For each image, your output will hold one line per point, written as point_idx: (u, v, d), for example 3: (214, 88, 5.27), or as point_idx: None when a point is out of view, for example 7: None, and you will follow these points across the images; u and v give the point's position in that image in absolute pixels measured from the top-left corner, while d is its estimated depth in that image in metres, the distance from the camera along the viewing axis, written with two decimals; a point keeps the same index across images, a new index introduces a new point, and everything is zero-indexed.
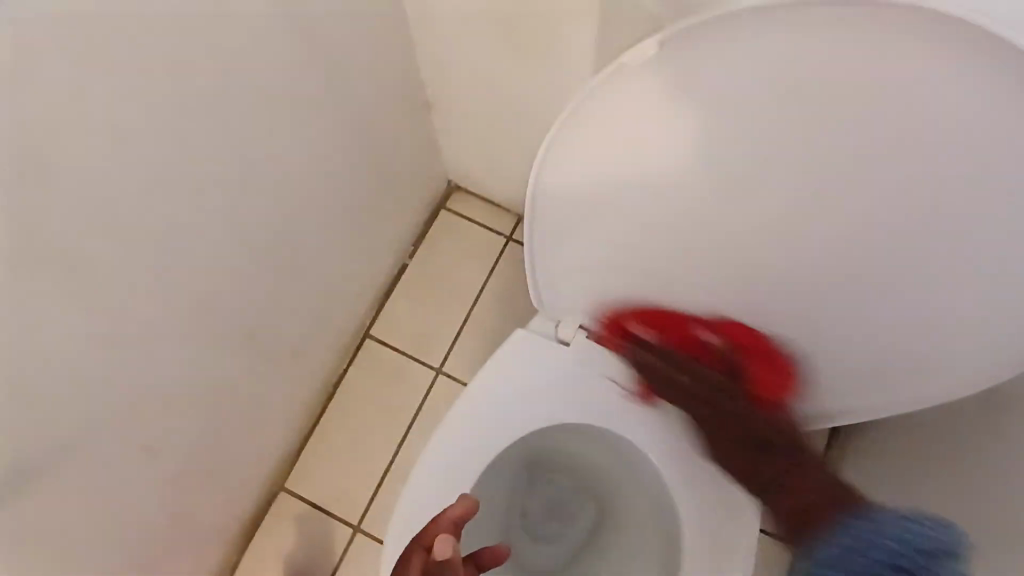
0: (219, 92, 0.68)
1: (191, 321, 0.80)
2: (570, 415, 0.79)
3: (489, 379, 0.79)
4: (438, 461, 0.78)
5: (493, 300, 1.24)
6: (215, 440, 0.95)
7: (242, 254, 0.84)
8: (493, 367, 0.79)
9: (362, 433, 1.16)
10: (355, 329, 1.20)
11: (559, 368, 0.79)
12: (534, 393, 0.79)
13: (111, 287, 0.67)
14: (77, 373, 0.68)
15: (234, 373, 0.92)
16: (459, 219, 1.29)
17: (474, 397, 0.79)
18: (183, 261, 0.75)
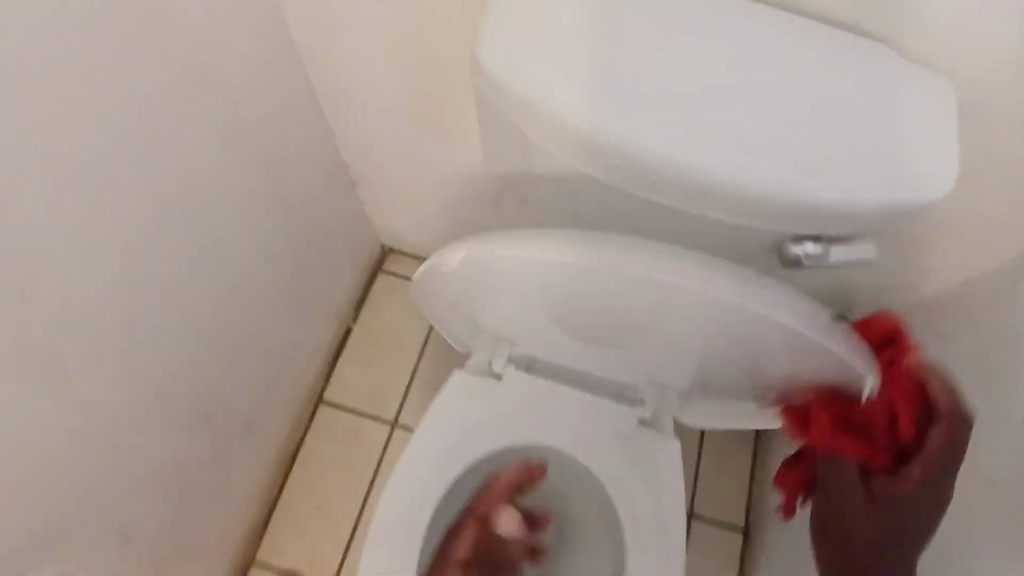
0: (165, 199, 0.77)
1: (152, 409, 0.86)
2: (513, 439, 0.90)
3: (433, 420, 0.89)
4: (396, 501, 0.86)
5: (439, 350, 1.34)
6: (179, 520, 0.98)
7: (195, 338, 0.90)
8: (434, 409, 0.89)
9: (327, 497, 1.21)
10: (308, 394, 1.26)
11: (496, 397, 0.90)
12: (478, 425, 0.89)
13: (77, 388, 0.73)
14: (46, 474, 0.72)
15: (195, 451, 0.97)
16: (395, 278, 1.40)
17: (422, 436, 0.88)
18: (142, 355, 0.81)
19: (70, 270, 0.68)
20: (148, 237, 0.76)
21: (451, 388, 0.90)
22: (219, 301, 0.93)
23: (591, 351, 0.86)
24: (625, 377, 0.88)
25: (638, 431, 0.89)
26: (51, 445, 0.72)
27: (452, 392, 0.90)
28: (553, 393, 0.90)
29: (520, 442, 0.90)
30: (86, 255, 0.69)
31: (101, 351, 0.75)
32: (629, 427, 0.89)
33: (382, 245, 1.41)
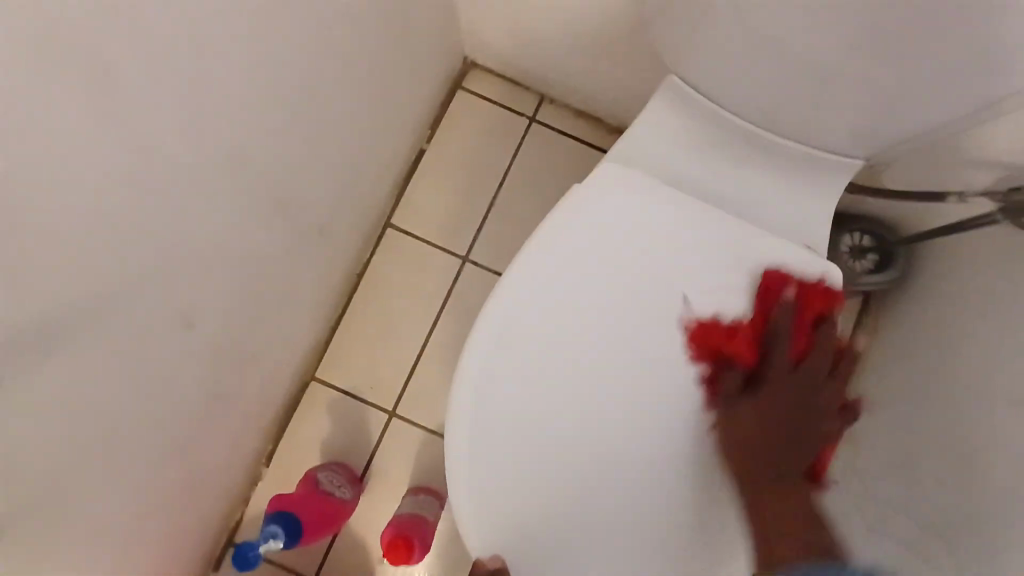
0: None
1: (233, 179, 0.73)
2: (630, 288, 0.72)
3: (575, 214, 0.73)
4: (514, 300, 0.72)
5: (520, 186, 1.19)
6: (248, 320, 0.88)
7: (269, 103, 0.74)
8: (578, 196, 0.74)
9: (392, 323, 1.13)
10: (376, 215, 1.14)
11: (647, 211, 0.73)
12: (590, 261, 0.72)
13: (162, 121, 0.59)
14: (128, 221, 0.60)
15: (267, 246, 0.85)
16: (476, 97, 1.22)
17: (557, 231, 0.73)
18: (231, 106, 0.67)
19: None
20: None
21: (605, 178, 0.74)
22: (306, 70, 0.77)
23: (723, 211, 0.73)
24: (772, 239, 0.73)
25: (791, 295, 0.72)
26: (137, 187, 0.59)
27: (604, 178, 0.74)
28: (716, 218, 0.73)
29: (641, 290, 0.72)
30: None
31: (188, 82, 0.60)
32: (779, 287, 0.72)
33: (464, 59, 1.22)
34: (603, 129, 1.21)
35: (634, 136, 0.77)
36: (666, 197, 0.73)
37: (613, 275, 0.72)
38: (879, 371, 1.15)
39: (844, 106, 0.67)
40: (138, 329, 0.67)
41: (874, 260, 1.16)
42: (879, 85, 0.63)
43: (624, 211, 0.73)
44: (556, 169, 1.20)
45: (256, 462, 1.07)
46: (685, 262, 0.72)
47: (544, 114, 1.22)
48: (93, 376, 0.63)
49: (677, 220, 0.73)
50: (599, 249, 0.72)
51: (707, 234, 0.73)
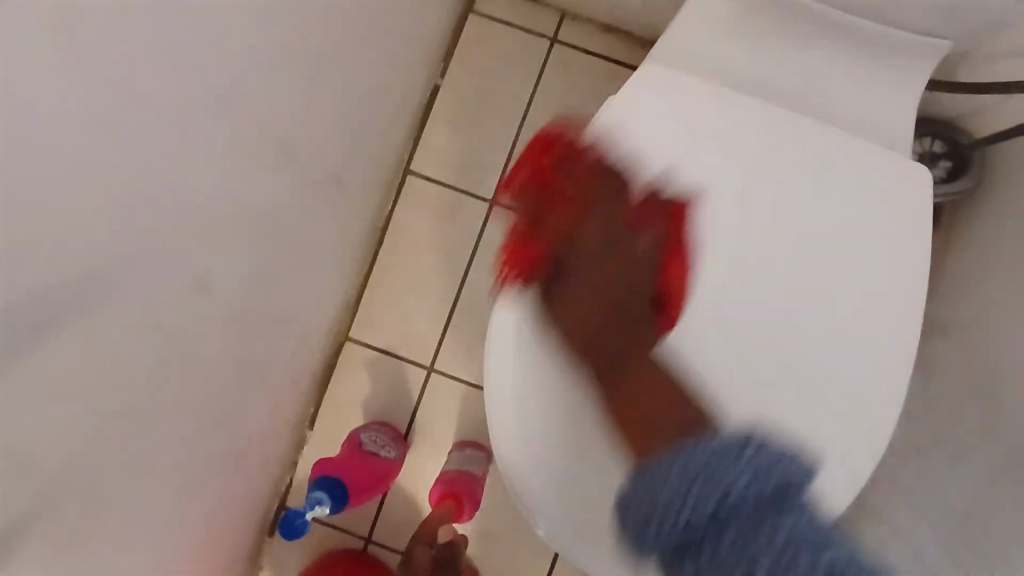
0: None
1: (237, 126, 0.65)
2: (678, 219, 0.64)
3: (614, 134, 0.65)
4: (554, 233, 0.65)
5: (547, 118, 1.09)
6: (268, 283, 0.83)
7: (269, 42, 0.65)
8: (617, 114, 0.65)
9: (423, 275, 1.08)
10: (394, 161, 1.07)
11: (693, 130, 0.64)
12: (632, 191, 0.64)
13: (154, 64, 0.51)
14: (133, 176, 0.54)
15: (278, 205, 0.78)
16: (491, 22, 1.10)
17: (594, 156, 0.65)
18: (232, 42, 0.59)
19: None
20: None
21: (645, 92, 0.64)
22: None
23: (784, 120, 0.64)
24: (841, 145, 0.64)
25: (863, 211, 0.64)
26: (137, 140, 0.53)
27: (643, 89, 0.64)
28: (781, 125, 0.64)
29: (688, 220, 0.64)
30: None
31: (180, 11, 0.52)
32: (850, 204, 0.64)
33: None
34: (634, 45, 1.09)
35: (676, 38, 0.66)
36: (720, 104, 0.64)
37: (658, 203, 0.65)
38: (952, 289, 1.03)
39: None
40: (155, 297, 0.62)
41: (948, 167, 1.02)
42: None
43: (669, 130, 0.64)
44: (584, 94, 1.09)
45: (299, 427, 1.06)
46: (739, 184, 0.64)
47: (566, 34, 1.10)
48: (112, 356, 0.59)
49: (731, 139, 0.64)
50: (643, 167, 0.64)
51: (765, 142, 0.64)
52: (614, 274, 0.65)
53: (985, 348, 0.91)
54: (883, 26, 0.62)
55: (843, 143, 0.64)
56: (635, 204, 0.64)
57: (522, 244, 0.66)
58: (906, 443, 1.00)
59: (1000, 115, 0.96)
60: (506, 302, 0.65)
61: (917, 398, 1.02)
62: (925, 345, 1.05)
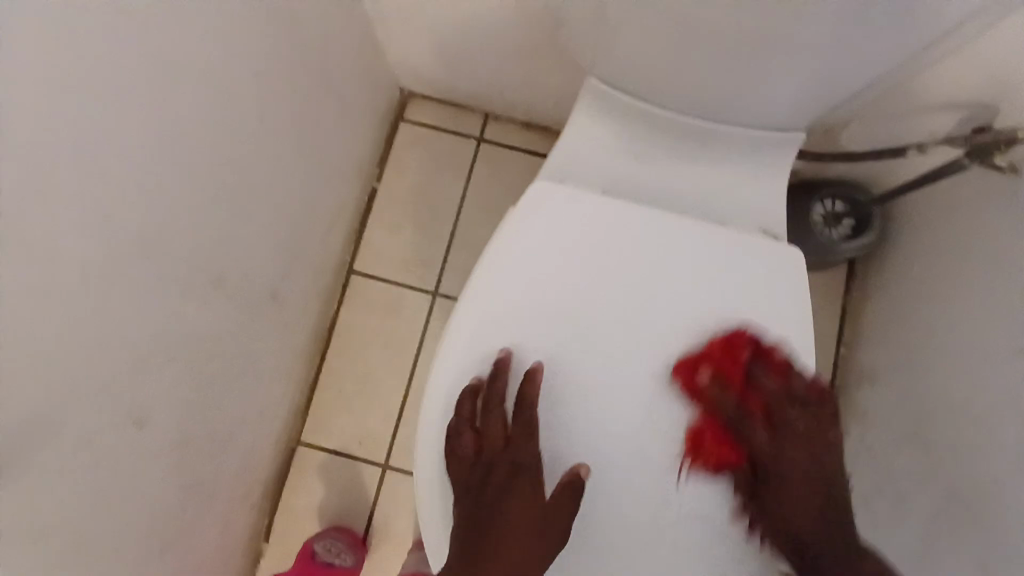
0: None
1: (167, 261, 0.69)
2: (582, 316, 0.68)
3: (520, 240, 0.70)
4: (467, 340, 0.69)
5: (479, 210, 1.16)
6: (210, 403, 0.84)
7: (192, 185, 0.70)
8: (514, 226, 0.70)
9: (372, 371, 1.10)
10: (336, 265, 1.11)
11: (584, 232, 0.69)
12: (536, 294, 0.69)
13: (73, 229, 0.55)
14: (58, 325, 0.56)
15: (215, 327, 0.81)
16: (419, 127, 1.18)
17: (504, 260, 0.70)
18: (152, 187, 0.64)
19: (39, 47, 0.48)
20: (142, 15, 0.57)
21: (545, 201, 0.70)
22: (227, 134, 0.74)
23: (666, 217, 0.70)
24: (720, 233, 0.69)
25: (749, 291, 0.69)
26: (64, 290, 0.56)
27: (535, 201, 0.70)
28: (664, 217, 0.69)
29: (592, 316, 0.68)
30: (57, 21, 0.49)
31: (98, 171, 0.57)
32: (737, 285, 0.69)
33: (400, 90, 1.18)
34: (553, 136, 1.18)
35: (563, 150, 0.73)
36: (614, 206, 0.70)
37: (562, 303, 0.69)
38: (873, 335, 1.10)
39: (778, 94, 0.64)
40: (91, 436, 0.63)
41: (851, 225, 1.08)
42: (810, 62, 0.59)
43: (564, 235, 0.70)
44: (512, 185, 1.17)
45: (256, 542, 1.03)
46: (634, 277, 0.69)
47: (490, 132, 1.19)
48: (44, 507, 0.59)
49: (620, 237, 0.69)
50: (543, 270, 0.69)
51: (651, 237, 0.69)
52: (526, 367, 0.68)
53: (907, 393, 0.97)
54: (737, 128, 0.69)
55: (722, 232, 0.70)
56: (543, 301, 0.69)
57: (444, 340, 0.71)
58: (856, 490, 1.03)
59: (898, 172, 1.02)
60: (431, 396, 0.70)
61: (860, 444, 1.06)
62: (859, 390, 1.10)
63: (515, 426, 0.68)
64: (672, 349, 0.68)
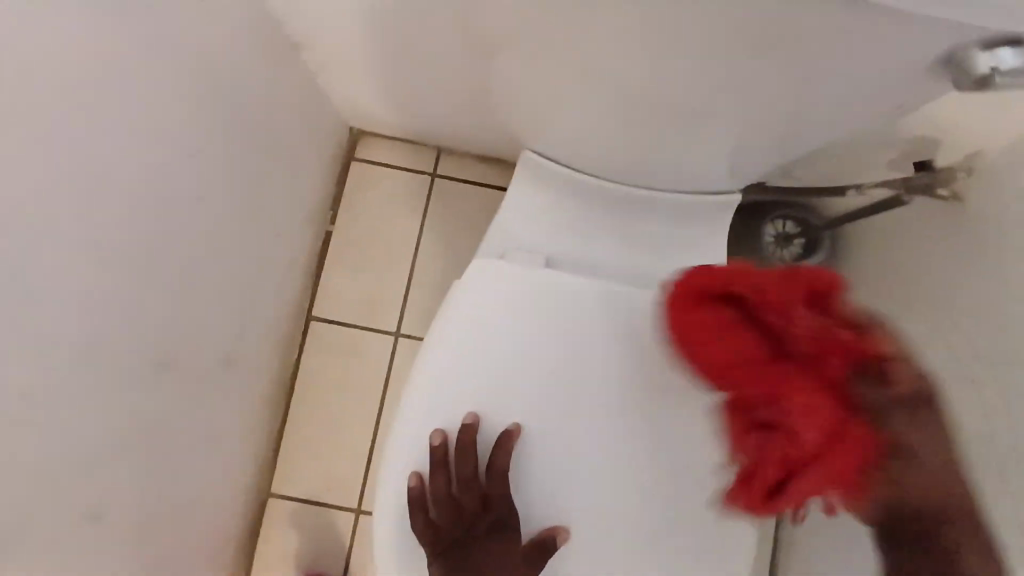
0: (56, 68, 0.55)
1: (103, 353, 0.69)
2: (529, 390, 0.69)
3: (463, 316, 0.70)
4: (417, 420, 0.70)
5: (437, 247, 1.16)
6: (169, 477, 0.84)
7: (125, 279, 0.70)
8: (458, 303, 0.71)
9: (339, 417, 1.11)
10: (295, 312, 1.11)
11: (526, 306, 0.70)
12: (482, 371, 0.69)
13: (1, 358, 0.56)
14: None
15: (164, 406, 0.81)
16: (372, 166, 1.17)
17: (448, 337, 0.70)
18: (78, 285, 0.64)
19: None
20: (49, 124, 0.56)
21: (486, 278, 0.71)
22: (161, 214, 0.73)
23: (605, 288, 0.71)
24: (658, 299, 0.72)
25: None
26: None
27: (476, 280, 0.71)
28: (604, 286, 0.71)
29: (539, 389, 0.69)
30: None
31: (16, 283, 0.56)
32: None
33: (350, 128, 1.17)
34: (508, 168, 1.18)
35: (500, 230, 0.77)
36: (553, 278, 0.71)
37: (509, 378, 0.69)
38: None
39: (703, 158, 0.66)
40: (36, 541, 0.64)
41: (802, 245, 1.08)
42: (727, 136, 0.61)
43: (506, 311, 0.70)
44: (468, 220, 1.17)
45: None
46: (578, 349, 0.70)
47: (444, 167, 1.18)
48: None
49: (563, 310, 0.71)
50: (486, 349, 0.70)
51: (593, 308, 0.71)
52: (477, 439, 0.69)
53: None
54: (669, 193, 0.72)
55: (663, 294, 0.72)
56: (490, 376, 0.69)
57: (394, 423, 0.71)
58: None
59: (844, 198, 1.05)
60: (386, 479, 0.70)
61: None
62: None
63: (473, 492, 0.68)
64: (621, 416, 0.69)
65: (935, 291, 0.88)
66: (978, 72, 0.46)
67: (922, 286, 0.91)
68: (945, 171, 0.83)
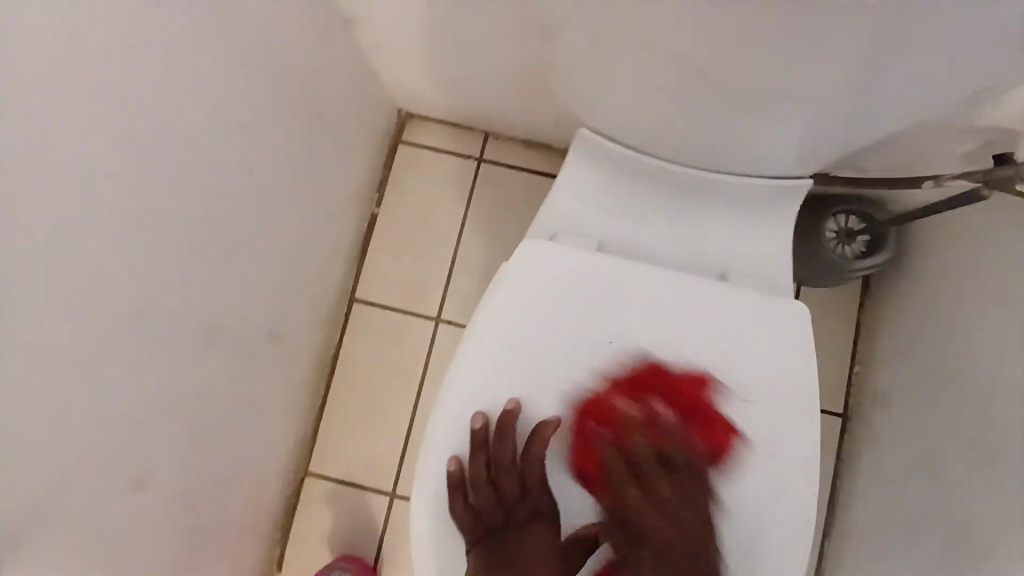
0: (103, 36, 0.55)
1: (150, 323, 0.70)
2: (579, 376, 0.67)
3: (513, 303, 0.68)
4: (459, 405, 0.68)
5: (479, 234, 1.14)
6: (209, 447, 0.86)
7: (172, 252, 0.71)
8: (506, 283, 0.69)
9: (378, 399, 1.11)
10: (337, 294, 1.11)
11: (579, 289, 0.68)
12: (531, 354, 0.68)
13: (52, 321, 0.57)
14: (42, 404, 0.58)
15: (208, 379, 0.82)
16: (418, 149, 1.17)
17: (496, 319, 0.68)
18: (130, 255, 0.65)
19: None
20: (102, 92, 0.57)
21: (537, 257, 0.69)
22: (206, 188, 0.74)
23: (663, 274, 0.69)
24: (717, 285, 0.68)
25: (746, 341, 0.67)
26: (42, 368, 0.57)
27: (527, 260, 0.69)
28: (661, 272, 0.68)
29: (590, 375, 0.67)
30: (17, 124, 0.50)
31: (70, 248, 0.58)
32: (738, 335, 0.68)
33: (398, 112, 1.17)
34: (555, 154, 1.15)
35: (555, 211, 0.73)
36: (606, 262, 0.68)
37: (557, 363, 0.67)
38: (886, 356, 1.07)
39: (768, 141, 0.62)
40: (81, 503, 0.65)
41: (864, 242, 1.03)
42: (798, 118, 0.57)
43: (558, 292, 0.68)
44: (512, 207, 1.15)
45: (266, 569, 1.06)
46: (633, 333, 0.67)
47: (490, 152, 1.16)
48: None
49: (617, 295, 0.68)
50: (534, 331, 0.68)
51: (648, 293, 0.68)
52: (518, 424, 0.67)
53: (920, 422, 0.94)
54: (736, 178, 0.68)
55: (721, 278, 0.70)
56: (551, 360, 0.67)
57: (434, 407, 0.69)
58: (865, 515, 1.02)
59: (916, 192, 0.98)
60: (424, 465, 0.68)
61: (874, 466, 1.03)
62: (870, 411, 1.07)
63: (509, 478, 0.67)
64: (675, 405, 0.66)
65: (1016, 294, 0.81)
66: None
67: (999, 289, 0.84)
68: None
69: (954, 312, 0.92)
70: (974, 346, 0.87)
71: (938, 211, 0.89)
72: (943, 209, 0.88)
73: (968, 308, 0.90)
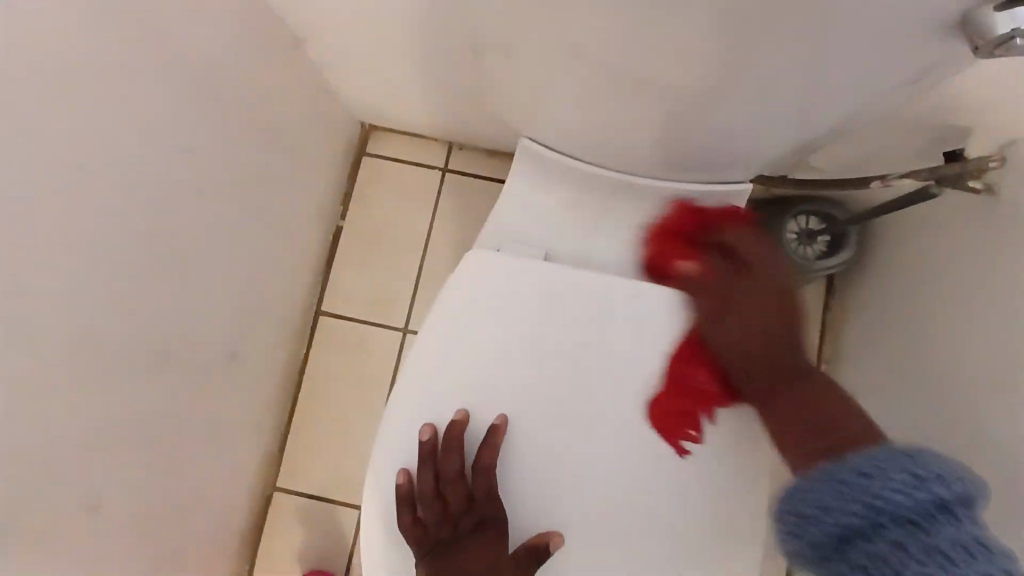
0: (39, 58, 0.55)
1: (103, 345, 0.69)
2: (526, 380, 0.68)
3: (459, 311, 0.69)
4: (409, 413, 0.68)
5: (445, 244, 1.14)
6: (171, 467, 0.85)
7: (124, 272, 0.70)
8: (453, 294, 0.70)
9: (346, 413, 1.10)
10: (303, 308, 1.11)
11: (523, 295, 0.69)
12: (479, 361, 0.68)
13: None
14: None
15: (166, 398, 0.81)
16: (382, 161, 1.17)
17: (444, 329, 0.70)
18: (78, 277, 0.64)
19: None
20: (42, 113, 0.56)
21: (483, 265, 0.70)
22: (158, 207, 0.73)
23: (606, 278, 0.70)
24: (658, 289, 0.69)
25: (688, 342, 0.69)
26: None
27: (473, 270, 0.70)
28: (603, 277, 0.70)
29: (536, 379, 0.68)
30: None
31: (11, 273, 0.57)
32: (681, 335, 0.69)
33: (360, 124, 1.17)
34: None
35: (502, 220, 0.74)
36: (549, 269, 0.69)
37: (504, 368, 0.68)
38: (851, 354, 1.07)
39: (710, 145, 0.62)
40: (32, 530, 0.64)
41: (826, 241, 1.03)
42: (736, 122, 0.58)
43: (503, 298, 0.69)
44: (478, 216, 1.15)
45: None
46: (577, 336, 0.68)
47: (454, 162, 1.16)
48: None
49: (559, 300, 0.69)
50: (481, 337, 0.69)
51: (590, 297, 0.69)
52: (465, 434, 0.68)
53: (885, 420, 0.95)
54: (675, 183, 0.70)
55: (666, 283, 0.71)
56: (489, 375, 0.68)
57: (385, 416, 0.70)
58: None
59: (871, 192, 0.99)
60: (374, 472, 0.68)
61: None
62: None
63: (458, 486, 0.66)
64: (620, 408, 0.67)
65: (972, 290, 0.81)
66: (999, 34, 0.43)
67: (957, 286, 0.85)
68: (976, 159, 0.74)
69: (914, 310, 0.93)
70: (935, 343, 0.88)
71: (894, 208, 0.90)
72: (898, 207, 0.89)
73: (928, 305, 0.90)
